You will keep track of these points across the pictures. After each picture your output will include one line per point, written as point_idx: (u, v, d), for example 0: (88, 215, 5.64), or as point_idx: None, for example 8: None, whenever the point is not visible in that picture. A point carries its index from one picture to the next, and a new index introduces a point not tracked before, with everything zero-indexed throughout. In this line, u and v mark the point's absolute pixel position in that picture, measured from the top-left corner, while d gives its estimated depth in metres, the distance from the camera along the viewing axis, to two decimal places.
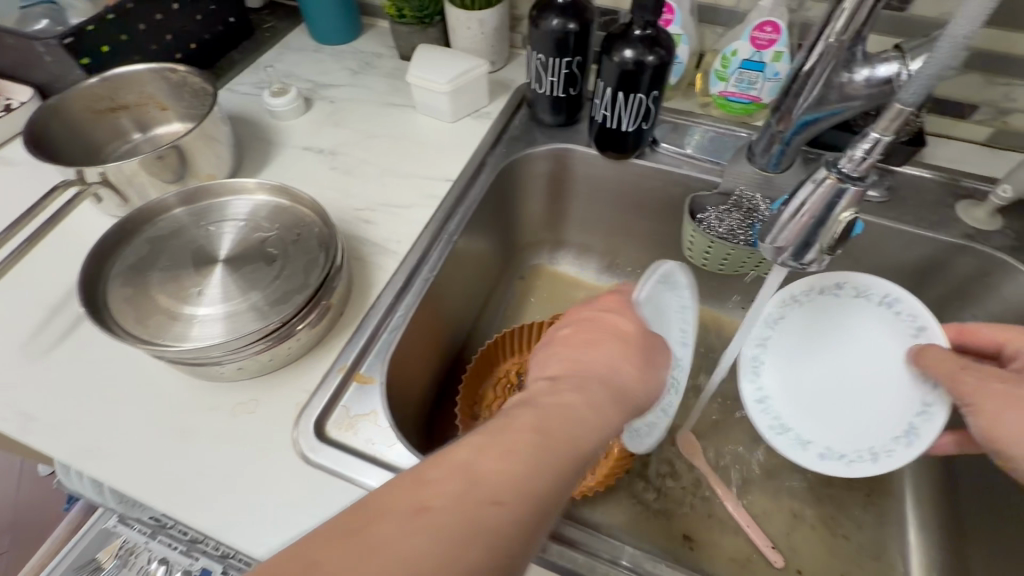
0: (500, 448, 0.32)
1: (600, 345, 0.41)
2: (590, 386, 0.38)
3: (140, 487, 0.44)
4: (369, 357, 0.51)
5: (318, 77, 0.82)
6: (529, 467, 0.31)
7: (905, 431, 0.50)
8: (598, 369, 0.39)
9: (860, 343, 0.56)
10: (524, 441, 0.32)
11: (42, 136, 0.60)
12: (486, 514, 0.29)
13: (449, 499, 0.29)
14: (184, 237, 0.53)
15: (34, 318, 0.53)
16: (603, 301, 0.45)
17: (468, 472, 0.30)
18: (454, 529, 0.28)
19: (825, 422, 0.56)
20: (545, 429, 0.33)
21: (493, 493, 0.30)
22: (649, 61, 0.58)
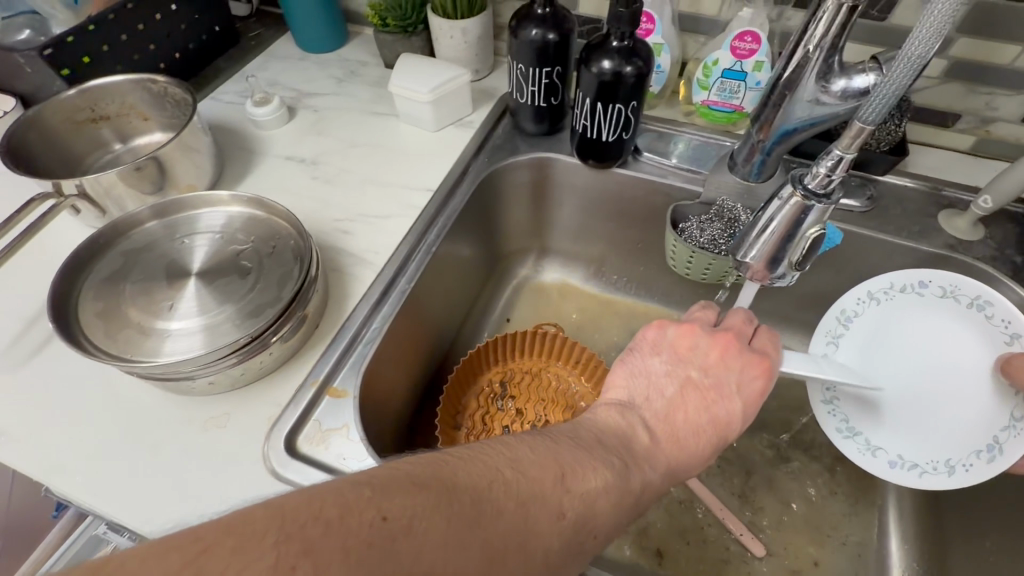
0: (619, 494, 0.35)
1: (703, 426, 0.42)
2: (674, 467, 0.40)
3: (109, 503, 0.44)
4: (342, 370, 0.51)
5: (302, 86, 0.82)
6: (618, 519, 0.35)
7: (988, 446, 0.51)
8: (696, 441, 0.41)
9: (939, 349, 0.56)
10: (628, 497, 0.36)
11: (21, 148, 0.60)
12: (582, 542, 0.33)
13: (572, 522, 0.32)
14: (157, 251, 0.53)
15: (8, 332, 0.53)
16: (755, 383, 0.44)
17: (592, 500, 0.33)
18: (563, 544, 0.32)
19: (898, 428, 0.56)
20: (639, 500, 0.37)
21: (596, 528, 0.34)
22: (627, 72, 0.58)
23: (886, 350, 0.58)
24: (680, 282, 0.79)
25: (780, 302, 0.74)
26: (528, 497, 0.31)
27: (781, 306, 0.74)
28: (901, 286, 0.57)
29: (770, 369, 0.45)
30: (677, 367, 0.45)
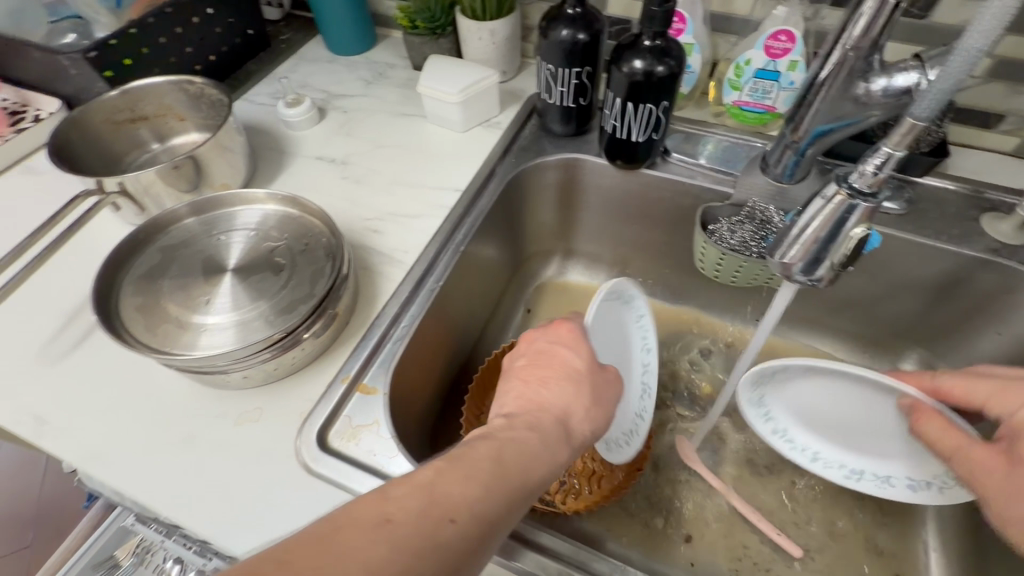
0: (463, 470, 0.34)
1: (553, 382, 0.44)
2: (543, 423, 0.41)
3: (144, 493, 0.44)
4: (372, 367, 0.51)
5: (332, 88, 0.83)
6: (481, 489, 0.33)
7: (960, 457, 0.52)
8: (554, 392, 0.43)
9: (859, 403, 0.56)
10: (483, 472, 0.34)
11: (64, 147, 0.62)
12: (440, 534, 0.31)
13: (412, 517, 0.30)
14: (195, 247, 0.54)
15: (50, 324, 0.55)
16: (561, 329, 0.48)
17: (428, 489, 0.32)
18: (412, 544, 0.29)
19: (886, 457, 0.57)
20: (501, 461, 0.36)
21: (452, 511, 0.32)
22: (658, 72, 0.58)
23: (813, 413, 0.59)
24: (707, 285, 0.78)
25: (811, 306, 0.72)
26: (339, 524, 0.29)
27: (812, 311, 0.73)
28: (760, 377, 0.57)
29: (570, 322, 0.49)
30: (509, 364, 0.47)
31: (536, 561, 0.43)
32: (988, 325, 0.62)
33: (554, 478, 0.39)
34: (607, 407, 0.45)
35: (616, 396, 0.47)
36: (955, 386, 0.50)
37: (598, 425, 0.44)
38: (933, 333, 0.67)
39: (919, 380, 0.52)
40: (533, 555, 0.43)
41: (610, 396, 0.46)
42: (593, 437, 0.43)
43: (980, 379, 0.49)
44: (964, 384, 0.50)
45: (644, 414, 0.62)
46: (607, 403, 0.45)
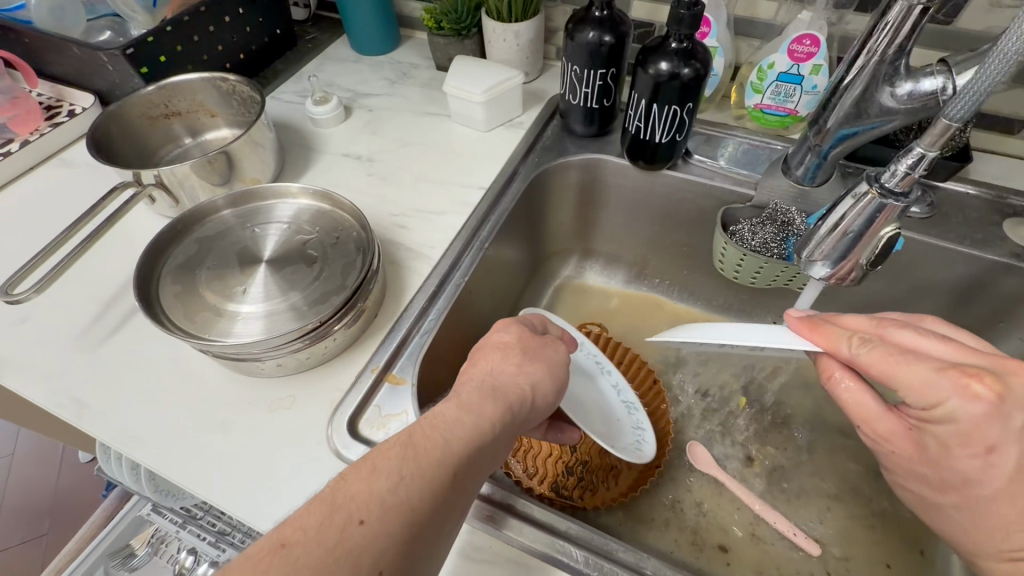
0: (367, 468, 0.35)
1: (482, 358, 0.46)
2: (464, 394, 0.41)
3: (182, 474, 0.46)
4: (401, 359, 0.52)
5: (357, 87, 0.85)
6: (389, 483, 0.34)
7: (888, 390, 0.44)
8: (482, 365, 0.45)
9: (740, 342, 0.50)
10: (388, 464, 0.35)
11: (103, 141, 0.64)
12: (347, 538, 0.31)
13: (311, 532, 0.31)
14: (230, 238, 0.56)
15: (89, 311, 0.57)
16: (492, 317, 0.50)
17: (326, 499, 0.33)
18: (313, 557, 0.30)
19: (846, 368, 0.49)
20: (412, 443, 0.36)
21: (357, 512, 0.32)
22: (684, 74, 0.58)
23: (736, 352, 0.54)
24: (726, 286, 0.78)
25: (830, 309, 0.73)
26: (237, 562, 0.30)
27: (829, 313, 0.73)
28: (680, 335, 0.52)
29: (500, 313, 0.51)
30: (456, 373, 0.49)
31: (526, 531, 0.44)
32: (1010, 329, 0.62)
33: (489, 439, 0.39)
34: (541, 364, 0.46)
35: (554, 359, 0.47)
36: (874, 362, 0.41)
37: (536, 378, 0.45)
38: None
39: (834, 342, 0.44)
40: (526, 526, 0.44)
41: (544, 360, 0.47)
42: (532, 391, 0.44)
43: (903, 360, 0.40)
44: (887, 363, 0.41)
45: (642, 425, 0.61)
46: (546, 360, 0.47)
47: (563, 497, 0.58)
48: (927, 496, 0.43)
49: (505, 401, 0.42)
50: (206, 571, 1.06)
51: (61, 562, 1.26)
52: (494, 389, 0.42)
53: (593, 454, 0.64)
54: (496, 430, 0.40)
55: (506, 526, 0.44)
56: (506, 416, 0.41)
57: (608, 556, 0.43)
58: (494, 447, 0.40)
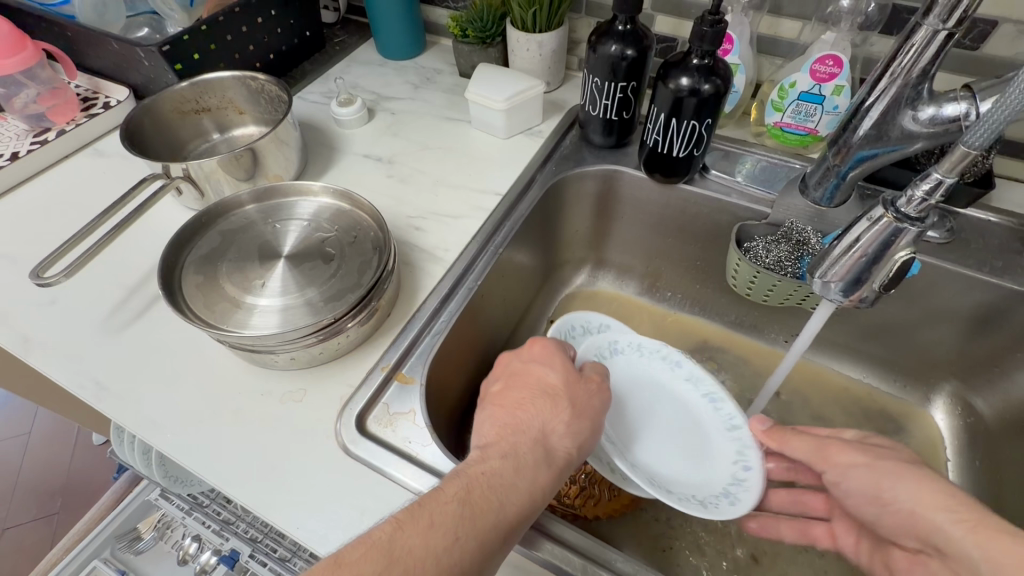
0: (421, 523, 0.35)
1: (529, 403, 0.46)
2: (517, 450, 0.42)
3: (195, 460, 0.47)
4: (411, 358, 0.53)
5: (382, 89, 0.86)
6: (446, 544, 0.35)
7: (725, 492, 0.53)
8: (532, 412, 0.45)
9: (649, 384, 0.61)
10: (445, 521, 0.36)
11: (135, 134, 0.66)
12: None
13: None
14: (252, 232, 0.57)
15: (113, 297, 0.58)
16: (534, 349, 0.51)
17: (385, 549, 0.34)
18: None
19: (705, 470, 0.55)
20: (470, 498, 0.38)
21: (414, 569, 0.34)
22: (704, 90, 0.59)
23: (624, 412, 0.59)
24: (739, 302, 0.78)
25: (843, 329, 0.73)
26: None
27: (842, 334, 0.74)
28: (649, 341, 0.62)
29: (543, 340, 0.51)
30: (486, 389, 0.50)
31: (537, 541, 0.44)
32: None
33: (537, 503, 0.41)
34: (589, 419, 0.46)
35: (600, 404, 0.48)
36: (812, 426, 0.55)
37: (584, 438, 0.45)
38: (967, 365, 0.67)
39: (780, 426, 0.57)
40: (536, 538, 0.44)
41: (597, 414, 0.47)
42: (578, 452, 0.45)
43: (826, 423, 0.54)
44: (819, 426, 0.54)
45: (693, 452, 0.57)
46: (593, 415, 0.47)
47: (565, 509, 0.58)
48: (897, 477, 0.43)
49: (553, 465, 0.43)
50: (208, 558, 1.09)
51: (70, 541, 1.30)
52: (546, 445, 0.43)
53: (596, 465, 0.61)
54: (544, 498, 0.41)
55: (526, 539, 0.45)
56: (557, 481, 0.42)
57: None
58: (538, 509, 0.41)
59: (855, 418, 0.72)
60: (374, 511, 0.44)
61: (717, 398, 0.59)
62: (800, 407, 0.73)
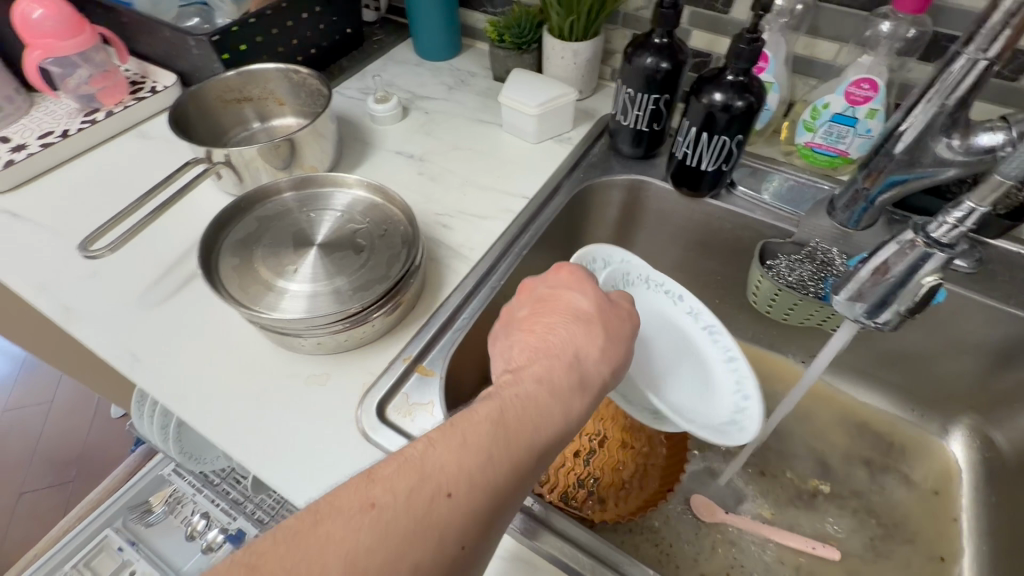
0: (455, 443, 0.36)
1: (561, 327, 0.45)
2: (552, 372, 0.42)
3: (221, 433, 0.49)
4: (432, 351, 0.54)
5: (417, 89, 0.88)
6: (481, 462, 0.35)
7: (733, 421, 0.56)
8: (564, 334, 0.45)
9: (654, 318, 0.63)
10: (480, 441, 0.36)
11: (181, 118, 0.69)
12: (436, 506, 0.33)
13: (403, 495, 0.33)
14: (288, 219, 0.59)
15: (151, 273, 0.61)
16: (560, 275, 0.50)
17: (417, 467, 0.34)
18: (404, 521, 0.32)
19: (712, 401, 0.58)
20: (504, 420, 0.38)
21: (447, 485, 0.34)
22: (737, 106, 0.59)
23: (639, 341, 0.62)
24: (757, 319, 0.78)
25: (860, 354, 0.73)
26: (330, 508, 0.33)
27: (860, 359, 0.73)
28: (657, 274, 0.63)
29: (570, 267, 0.51)
30: (512, 313, 0.49)
31: (553, 541, 0.45)
32: None
33: (569, 429, 0.41)
34: (624, 338, 0.47)
35: (631, 330, 0.48)
36: None
37: (619, 362, 0.46)
38: (986, 399, 0.66)
39: None
40: (551, 536, 0.45)
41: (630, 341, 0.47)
42: (615, 374, 0.45)
43: None
44: None
45: (742, 379, 0.58)
46: (625, 333, 0.47)
47: (572, 509, 0.59)
48: None
49: (592, 389, 0.43)
50: (215, 536, 1.11)
51: (85, 508, 1.34)
52: (583, 372, 0.43)
53: (605, 472, 0.64)
54: (580, 417, 0.42)
55: (526, 529, 0.45)
56: (591, 405, 0.43)
57: None
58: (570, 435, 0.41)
59: (868, 445, 0.72)
60: None
61: (716, 330, 0.61)
62: (813, 428, 0.73)
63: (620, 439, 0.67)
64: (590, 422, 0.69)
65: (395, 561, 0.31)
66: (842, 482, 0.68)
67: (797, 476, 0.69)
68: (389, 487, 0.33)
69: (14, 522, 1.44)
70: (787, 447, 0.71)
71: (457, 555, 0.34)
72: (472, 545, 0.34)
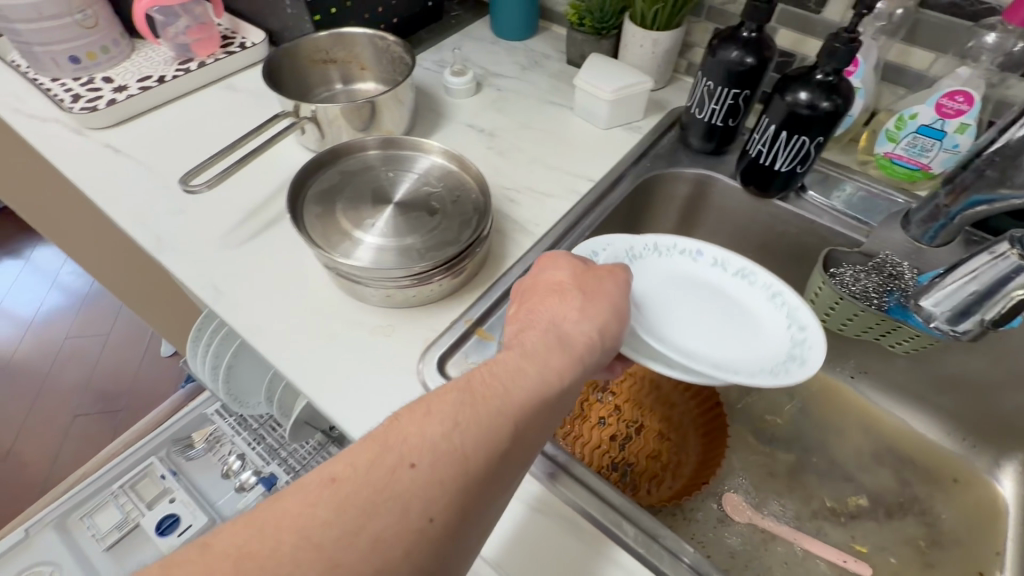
0: (417, 415, 0.37)
1: (542, 303, 0.48)
2: (525, 343, 0.44)
3: (292, 367, 0.52)
4: (493, 316, 0.56)
5: (491, 66, 0.90)
6: (442, 430, 0.36)
7: (793, 359, 0.52)
8: (548, 306, 0.47)
9: (669, 279, 0.61)
10: (443, 414, 0.37)
11: (272, 73, 0.73)
12: (398, 477, 0.35)
13: (364, 468, 0.35)
14: (370, 176, 0.62)
15: (235, 216, 0.65)
16: (542, 260, 0.52)
17: (377, 441, 0.36)
18: (364, 495, 0.34)
19: (760, 346, 0.56)
20: (468, 389, 0.39)
21: (407, 457, 0.35)
22: (823, 107, 0.58)
23: (661, 305, 0.59)
24: None
25: (914, 375, 0.71)
26: (296, 487, 0.35)
27: (914, 380, 0.72)
28: (665, 240, 0.62)
29: (547, 252, 0.53)
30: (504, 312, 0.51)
31: (594, 504, 0.47)
32: None
33: (548, 394, 0.41)
34: (603, 300, 0.47)
35: (615, 291, 0.49)
36: None
37: (601, 319, 0.46)
38: None
39: None
40: (591, 497, 0.47)
41: (611, 302, 0.48)
42: (600, 333, 0.46)
43: None
44: None
45: (794, 309, 0.56)
46: (605, 295, 0.48)
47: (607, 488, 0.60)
48: None
49: (570, 351, 0.43)
50: (248, 478, 1.16)
51: (133, 435, 1.43)
52: (560, 335, 0.44)
53: (641, 460, 0.65)
54: (558, 381, 0.41)
55: (570, 490, 0.47)
56: (572, 367, 0.43)
57: (678, 559, 0.44)
58: (551, 405, 0.41)
59: (912, 467, 0.70)
60: None
61: (750, 273, 0.61)
62: (854, 443, 0.72)
63: (657, 429, 0.69)
64: (628, 409, 0.69)
65: (354, 532, 0.33)
66: (882, 501, 0.67)
67: (835, 488, 0.68)
68: (354, 462, 0.35)
69: (66, 441, 1.55)
70: (826, 460, 0.71)
71: (425, 528, 0.34)
72: (441, 518, 0.35)
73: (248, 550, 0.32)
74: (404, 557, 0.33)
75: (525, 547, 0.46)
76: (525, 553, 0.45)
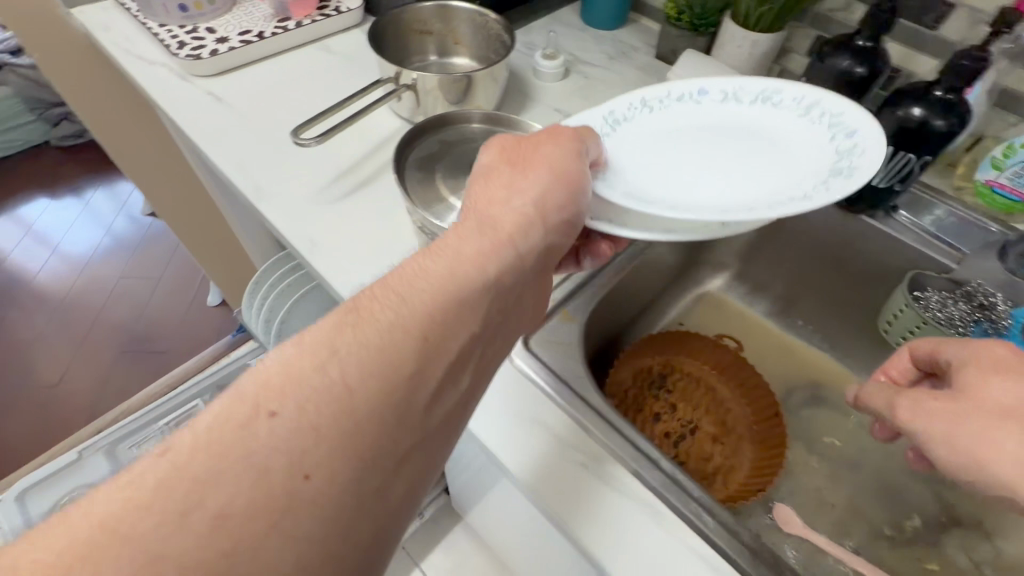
0: (286, 354, 0.31)
1: (473, 196, 0.43)
2: (437, 245, 0.38)
3: None
4: (573, 299, 0.60)
5: (579, 53, 0.90)
6: (316, 363, 0.31)
7: (840, 171, 0.49)
8: (477, 196, 0.43)
9: (666, 130, 0.59)
10: (317, 344, 0.32)
11: (375, 39, 0.74)
12: (253, 431, 0.28)
13: (211, 430, 0.28)
14: (468, 147, 0.63)
15: (329, 174, 0.66)
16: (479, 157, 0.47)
17: (230, 392, 0.30)
18: (210, 461, 0.27)
19: (793, 173, 0.53)
20: (353, 315, 0.33)
21: (269, 404, 0.29)
22: (936, 125, 0.57)
23: (647, 170, 0.55)
24: (879, 350, 0.76)
25: None
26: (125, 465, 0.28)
27: None
28: (655, 93, 0.60)
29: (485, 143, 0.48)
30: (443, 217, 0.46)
31: (670, 488, 0.47)
32: None
33: (464, 291, 0.35)
34: (541, 165, 0.43)
35: (566, 160, 0.44)
36: None
37: (537, 194, 0.42)
38: None
39: None
40: (664, 480, 0.47)
41: (552, 178, 0.43)
42: (540, 207, 0.41)
43: None
44: None
45: (835, 115, 0.54)
46: (544, 159, 0.44)
47: None
48: None
49: (495, 235, 0.39)
50: None
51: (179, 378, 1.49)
52: (486, 225, 0.40)
53: (690, 457, 0.67)
54: (475, 279, 0.36)
55: (644, 470, 0.48)
56: (500, 249, 0.38)
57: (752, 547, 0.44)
58: (462, 302, 0.35)
59: None
60: (523, 415, 0.51)
61: (773, 93, 0.59)
62: None
63: (712, 433, 0.70)
64: (685, 408, 0.71)
65: (182, 513, 0.26)
66: None
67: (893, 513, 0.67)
68: (189, 428, 0.28)
69: (113, 375, 1.62)
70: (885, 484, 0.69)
71: (301, 487, 0.28)
72: (320, 473, 0.29)
73: (42, 567, 0.24)
74: (268, 531, 0.27)
75: (553, 477, 0.47)
76: (561, 490, 0.47)
